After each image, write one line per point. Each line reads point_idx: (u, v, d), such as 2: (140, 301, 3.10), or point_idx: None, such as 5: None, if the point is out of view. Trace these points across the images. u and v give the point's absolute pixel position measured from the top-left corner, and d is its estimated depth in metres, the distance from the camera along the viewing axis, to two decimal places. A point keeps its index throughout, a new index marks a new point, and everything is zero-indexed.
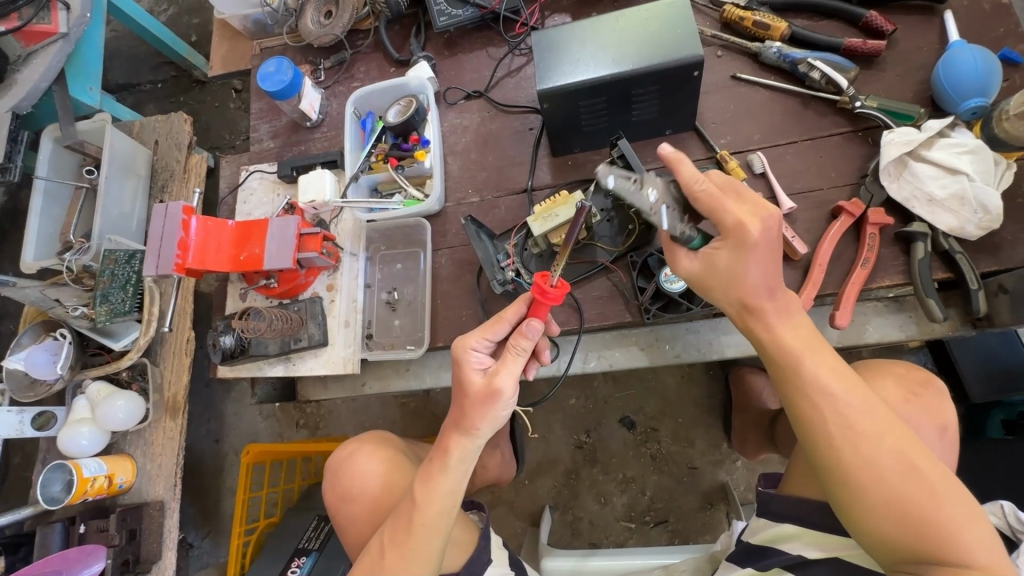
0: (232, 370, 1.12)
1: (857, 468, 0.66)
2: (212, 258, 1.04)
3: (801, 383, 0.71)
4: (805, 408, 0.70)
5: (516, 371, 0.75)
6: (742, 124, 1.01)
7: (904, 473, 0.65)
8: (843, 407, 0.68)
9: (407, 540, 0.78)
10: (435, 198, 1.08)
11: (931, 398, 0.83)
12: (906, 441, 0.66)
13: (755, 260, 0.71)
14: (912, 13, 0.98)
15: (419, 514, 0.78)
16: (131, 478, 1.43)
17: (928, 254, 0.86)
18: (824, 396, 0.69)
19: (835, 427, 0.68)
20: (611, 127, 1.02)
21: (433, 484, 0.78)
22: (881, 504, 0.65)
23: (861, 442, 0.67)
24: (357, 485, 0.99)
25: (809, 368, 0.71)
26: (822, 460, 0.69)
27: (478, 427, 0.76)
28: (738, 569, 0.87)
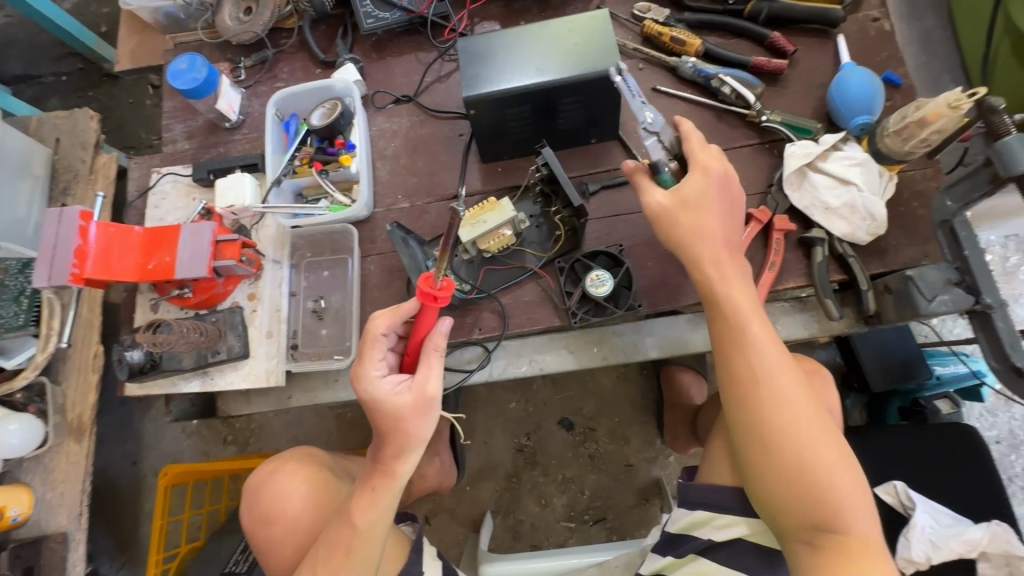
0: (142, 387, 1.04)
1: (770, 430, 0.71)
2: (115, 266, 0.96)
3: (740, 338, 0.74)
4: (744, 366, 0.73)
5: (440, 373, 0.78)
6: (662, 134, 1.06)
7: (814, 441, 0.70)
8: (777, 371, 0.73)
9: (344, 565, 0.80)
10: (362, 203, 1.05)
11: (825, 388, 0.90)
12: (821, 417, 0.71)
13: (714, 203, 0.79)
14: (810, 35, 1.06)
15: (357, 537, 0.79)
16: (27, 510, 1.30)
17: (826, 258, 0.93)
18: (756, 353, 0.73)
19: (769, 389, 0.72)
20: (539, 134, 1.04)
21: (373, 506, 0.80)
22: (788, 473, 0.70)
23: (781, 408, 0.72)
24: (282, 503, 0.95)
25: (746, 321, 0.75)
26: (745, 416, 0.73)
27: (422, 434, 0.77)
28: (660, 559, 0.91)
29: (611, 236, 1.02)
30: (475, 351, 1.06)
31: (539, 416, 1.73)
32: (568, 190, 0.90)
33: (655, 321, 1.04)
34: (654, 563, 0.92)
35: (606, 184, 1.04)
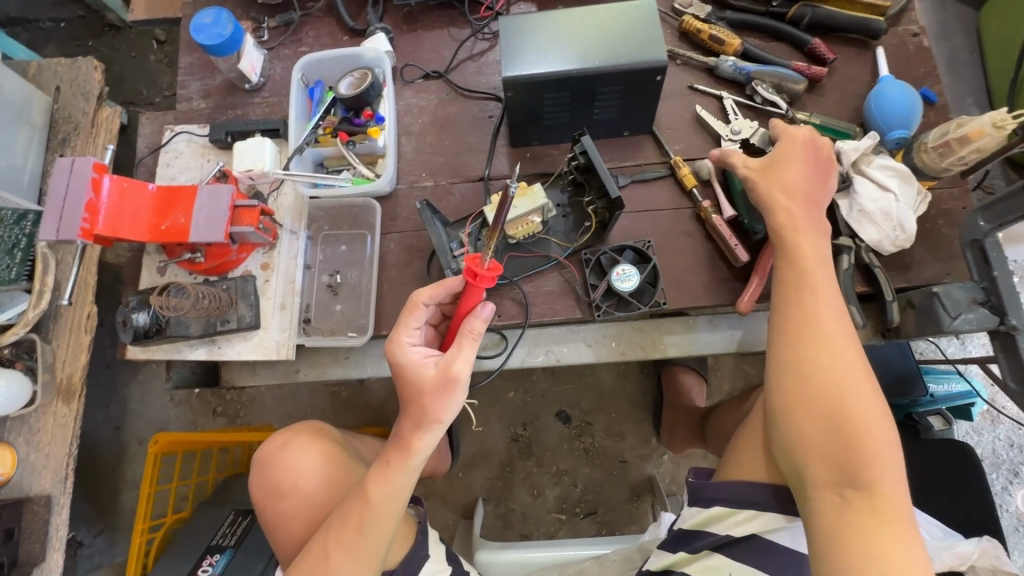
0: (144, 351, 1.01)
1: (808, 393, 0.72)
2: (128, 225, 0.92)
3: (804, 302, 0.77)
4: (798, 300, 0.77)
5: (471, 357, 0.74)
6: (695, 132, 1.05)
7: (858, 416, 0.69)
8: (830, 315, 0.76)
9: (356, 541, 0.76)
10: (386, 178, 1.02)
11: None
12: (867, 371, 0.72)
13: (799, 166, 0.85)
14: (850, 45, 1.06)
15: (371, 511, 0.76)
16: (10, 470, 1.26)
17: (852, 266, 0.93)
18: (817, 323, 0.75)
19: (822, 324, 0.75)
20: (573, 122, 1.02)
21: (392, 481, 0.77)
22: (820, 406, 0.71)
23: (827, 379, 0.72)
24: (295, 475, 0.93)
25: (811, 293, 0.77)
26: (789, 381, 0.74)
27: (442, 418, 0.75)
28: (672, 554, 0.92)
29: (637, 231, 1.01)
30: (492, 337, 1.04)
31: (537, 407, 1.73)
32: (606, 180, 0.87)
33: (674, 320, 1.03)
34: (663, 559, 0.93)
35: (635, 178, 1.03)
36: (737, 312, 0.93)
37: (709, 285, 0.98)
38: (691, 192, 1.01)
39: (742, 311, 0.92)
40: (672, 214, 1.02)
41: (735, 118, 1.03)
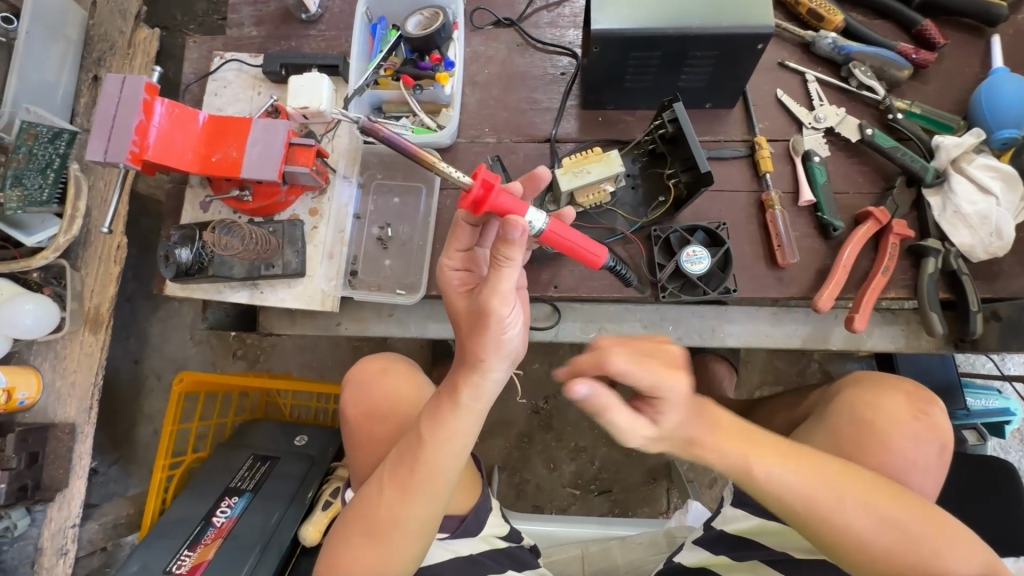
0: (184, 289, 0.97)
1: (844, 538, 0.65)
2: (177, 153, 0.87)
3: (754, 475, 0.66)
4: (767, 498, 0.66)
5: (512, 284, 0.65)
6: (781, 111, 0.98)
7: (876, 517, 0.65)
8: (802, 487, 0.65)
9: (411, 488, 0.74)
10: (448, 131, 0.97)
11: (935, 415, 0.82)
12: (869, 494, 0.65)
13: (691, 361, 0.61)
14: (962, 31, 0.97)
15: (425, 453, 0.73)
16: (35, 394, 1.25)
17: (937, 271, 0.88)
18: (779, 481, 0.65)
19: (798, 502, 0.65)
20: (653, 88, 0.95)
21: (448, 427, 0.72)
22: (877, 556, 0.65)
23: (831, 512, 0.65)
24: (387, 403, 0.89)
25: (730, 451, 0.65)
26: (814, 536, 0.66)
27: (483, 356, 0.67)
28: (706, 553, 0.92)
29: (710, 211, 0.95)
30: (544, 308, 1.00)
31: (560, 382, 1.70)
32: (696, 154, 0.80)
33: (736, 310, 0.98)
34: (697, 556, 0.93)
35: (713, 155, 0.96)
36: (812, 310, 0.88)
37: (781, 275, 0.93)
38: (765, 176, 0.95)
39: (818, 309, 0.87)
40: (748, 197, 0.96)
41: (821, 104, 0.96)
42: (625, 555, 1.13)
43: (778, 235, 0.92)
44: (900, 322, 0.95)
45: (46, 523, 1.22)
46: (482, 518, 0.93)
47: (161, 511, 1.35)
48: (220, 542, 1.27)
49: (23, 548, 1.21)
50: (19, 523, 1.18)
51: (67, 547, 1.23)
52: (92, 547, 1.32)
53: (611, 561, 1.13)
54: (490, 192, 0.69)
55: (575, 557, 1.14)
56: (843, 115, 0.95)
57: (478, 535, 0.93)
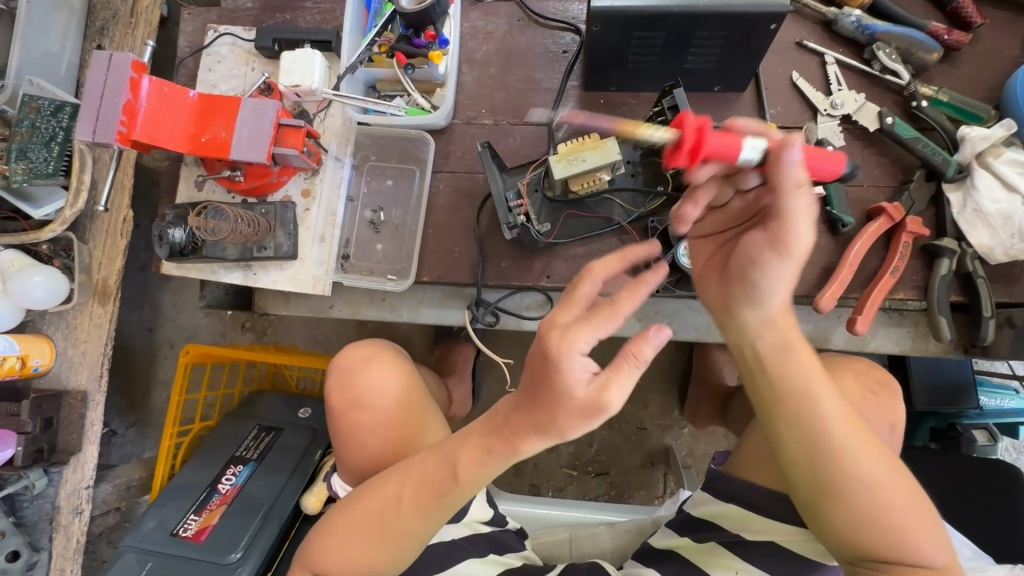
0: (180, 268, 0.98)
1: (852, 482, 0.63)
2: (166, 132, 0.86)
3: (808, 390, 0.63)
4: (795, 414, 0.64)
5: (630, 386, 0.55)
6: (796, 95, 0.92)
7: (892, 473, 0.64)
8: (837, 417, 0.63)
9: (435, 509, 0.72)
10: (443, 111, 0.93)
11: (887, 397, 0.80)
12: (892, 459, 0.65)
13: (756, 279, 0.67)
14: (1002, 8, 0.89)
15: (460, 490, 0.69)
16: (49, 362, 1.29)
17: (950, 273, 0.83)
18: (829, 404, 0.63)
19: (831, 431, 0.63)
20: (658, 70, 0.90)
21: (484, 465, 0.67)
22: (863, 511, 0.63)
23: (848, 457, 0.63)
24: (365, 394, 0.88)
25: (803, 361, 0.64)
26: (822, 478, 0.64)
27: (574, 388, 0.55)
28: (675, 537, 0.94)
29: None
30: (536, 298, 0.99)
31: None
32: None
33: None
34: (668, 540, 0.95)
35: None
36: (813, 309, 0.85)
37: None
38: None
39: (818, 309, 0.84)
40: None
41: (839, 89, 0.90)
42: (612, 541, 1.15)
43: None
44: (907, 323, 0.91)
45: (62, 483, 1.29)
46: (466, 505, 0.94)
47: (170, 475, 1.40)
48: (225, 508, 1.32)
49: (42, 505, 1.28)
50: (37, 482, 1.26)
51: (82, 506, 1.29)
52: (106, 506, 1.40)
53: (598, 546, 1.14)
54: (706, 134, 0.56)
55: (563, 541, 1.15)
56: (863, 101, 0.88)
57: (461, 521, 0.94)
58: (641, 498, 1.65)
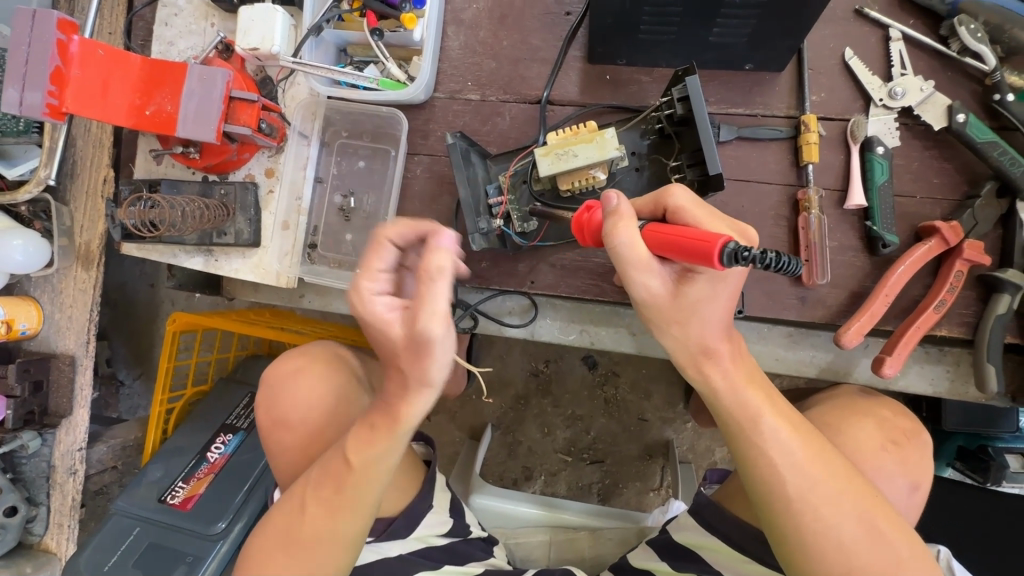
0: (140, 250, 0.90)
1: (822, 533, 0.58)
2: (103, 103, 0.76)
3: (759, 440, 0.60)
4: (760, 466, 0.60)
5: (445, 306, 0.52)
6: (847, 79, 0.75)
7: (865, 525, 0.58)
8: (799, 462, 0.59)
9: (334, 502, 0.68)
10: (421, 84, 0.80)
11: (914, 451, 0.68)
12: (868, 503, 0.59)
13: (718, 305, 0.57)
14: None
15: (356, 474, 0.67)
16: (36, 325, 1.28)
17: (1010, 312, 0.70)
18: (781, 452, 0.59)
19: (794, 486, 0.59)
20: (677, 43, 0.74)
21: (363, 442, 0.66)
22: (841, 572, 0.59)
23: (808, 510, 0.59)
24: (301, 413, 0.86)
25: (748, 400, 0.60)
26: (781, 530, 0.60)
27: (419, 380, 0.57)
28: (655, 561, 0.86)
29: (727, 208, 0.77)
30: (521, 302, 0.89)
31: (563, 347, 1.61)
32: (708, 151, 0.65)
33: (746, 326, 0.82)
34: (647, 561, 0.87)
35: (744, 134, 0.76)
36: (835, 345, 0.72)
37: (804, 295, 0.76)
38: (806, 168, 0.75)
39: (841, 346, 0.71)
40: (781, 192, 0.76)
41: (901, 74, 0.73)
42: (592, 548, 1.11)
43: (807, 248, 0.73)
44: (947, 362, 0.78)
45: (56, 444, 1.30)
46: (417, 518, 0.87)
47: (163, 440, 1.41)
48: (213, 477, 1.28)
49: (38, 464, 1.31)
50: (30, 443, 1.26)
51: (75, 467, 1.30)
52: (103, 464, 1.43)
53: (578, 552, 1.11)
54: (596, 214, 0.59)
55: (542, 543, 1.13)
56: (931, 91, 0.71)
57: (409, 536, 0.88)
58: (635, 490, 1.59)
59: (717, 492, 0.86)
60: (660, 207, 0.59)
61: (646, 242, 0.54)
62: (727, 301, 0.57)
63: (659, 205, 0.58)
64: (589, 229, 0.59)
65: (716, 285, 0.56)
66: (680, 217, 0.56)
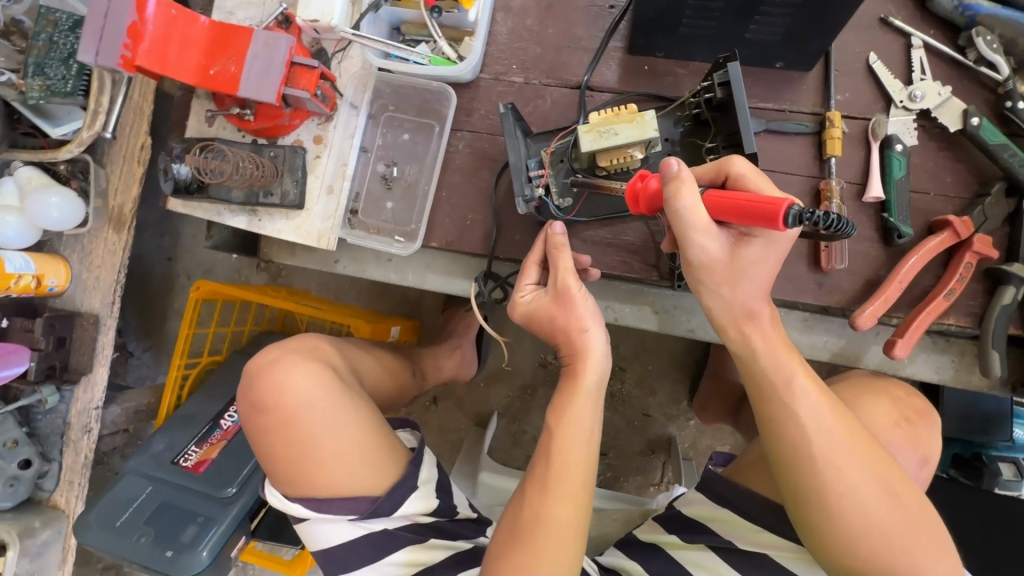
0: (186, 206, 0.93)
1: (843, 492, 0.62)
2: (172, 60, 0.80)
3: (789, 402, 0.64)
4: (785, 425, 0.64)
5: None
6: (870, 81, 0.80)
7: (883, 487, 0.62)
8: (823, 425, 0.63)
9: (551, 485, 0.70)
10: (470, 63, 0.85)
11: (925, 428, 0.72)
12: (883, 466, 0.63)
13: (760, 271, 0.63)
14: None
15: (574, 454, 0.70)
16: (63, 283, 1.24)
17: (1014, 303, 0.74)
18: (810, 413, 0.64)
19: (818, 446, 0.63)
20: (715, 38, 0.79)
21: (570, 430, 0.71)
22: (857, 532, 0.62)
23: (829, 469, 0.62)
24: (285, 410, 0.84)
25: (782, 363, 0.65)
26: (804, 489, 0.63)
27: (584, 325, 0.71)
28: (663, 533, 0.89)
29: None
30: None
31: None
32: (744, 131, 0.70)
33: None
34: (654, 534, 0.90)
35: (772, 126, 0.81)
36: (849, 327, 0.77)
37: (822, 281, 0.80)
38: (828, 160, 0.80)
39: (856, 327, 0.76)
40: (804, 183, 0.81)
41: (920, 79, 0.78)
42: (596, 528, 1.11)
43: None
44: (952, 351, 0.82)
45: (73, 401, 1.28)
46: (397, 501, 0.84)
47: (177, 406, 1.43)
48: (225, 443, 1.24)
49: (54, 420, 1.28)
50: (48, 398, 1.25)
51: (90, 426, 1.28)
52: (114, 426, 1.45)
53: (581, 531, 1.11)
54: (651, 182, 0.64)
55: None
56: (948, 95, 0.77)
57: (393, 515, 0.85)
58: (637, 484, 1.56)
59: (727, 469, 0.90)
60: (722, 173, 0.65)
61: (707, 208, 0.60)
62: (773, 265, 0.64)
63: (719, 173, 0.66)
64: (644, 196, 0.64)
65: (768, 249, 0.63)
66: (741, 184, 0.63)
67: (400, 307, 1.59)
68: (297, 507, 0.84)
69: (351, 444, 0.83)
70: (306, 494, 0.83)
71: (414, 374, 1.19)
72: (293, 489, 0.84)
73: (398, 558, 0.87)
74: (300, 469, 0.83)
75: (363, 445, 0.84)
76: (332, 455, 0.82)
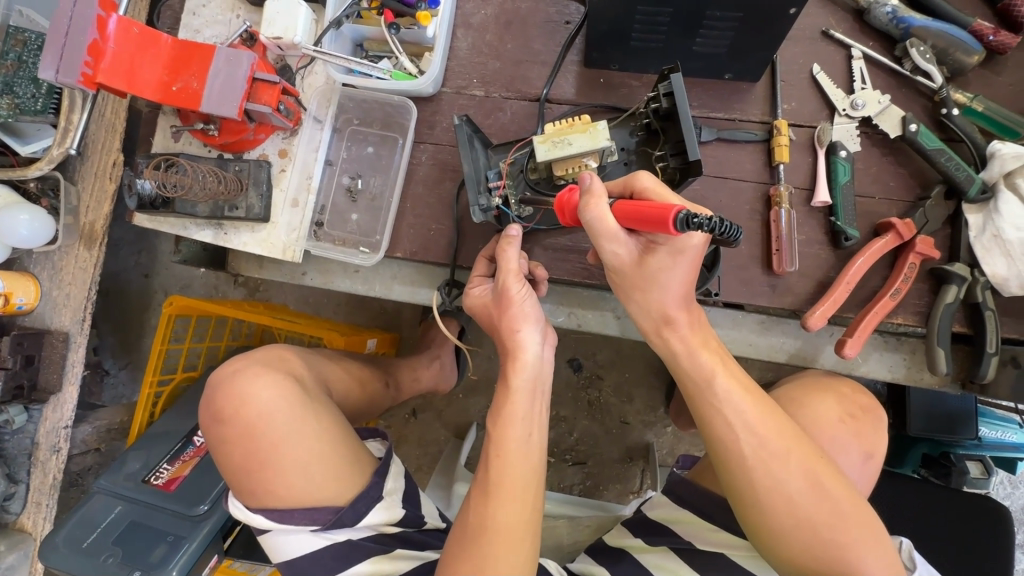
0: (152, 221, 0.94)
1: (772, 487, 0.64)
2: (133, 77, 0.82)
3: (714, 403, 0.67)
4: (714, 422, 0.67)
5: None
6: (814, 90, 0.84)
7: (815, 484, 0.64)
8: (751, 423, 0.66)
9: (492, 493, 0.70)
10: (431, 77, 0.87)
11: (867, 423, 0.75)
12: (815, 461, 0.65)
13: (676, 281, 0.67)
14: None
15: (517, 457, 0.71)
16: (33, 301, 1.22)
17: (957, 301, 0.77)
18: (736, 414, 0.66)
19: (746, 442, 0.65)
20: (666, 52, 0.82)
21: (508, 435, 0.71)
22: (789, 525, 0.64)
23: (757, 465, 0.65)
24: (243, 421, 0.84)
25: (705, 363, 0.69)
26: (736, 485, 0.66)
27: (517, 326, 0.73)
28: (629, 537, 0.89)
29: (707, 202, 0.84)
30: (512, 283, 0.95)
31: None
32: (688, 138, 0.72)
33: (721, 312, 0.89)
34: (622, 538, 0.90)
35: (723, 135, 0.84)
36: (801, 328, 0.79)
37: (775, 283, 0.82)
38: (778, 167, 0.82)
39: (807, 328, 0.78)
40: (755, 189, 0.84)
41: (861, 88, 0.82)
42: (570, 534, 1.11)
43: (777, 238, 0.80)
44: (903, 350, 0.85)
45: (42, 421, 1.24)
46: (362, 510, 0.85)
47: (150, 422, 1.41)
48: (198, 460, 1.22)
49: (21, 440, 1.25)
50: (16, 418, 1.21)
51: (60, 445, 1.25)
52: (85, 446, 1.44)
53: (556, 539, 1.10)
54: (574, 196, 0.67)
55: None
56: (887, 103, 0.80)
57: (355, 526, 0.85)
58: (616, 492, 1.55)
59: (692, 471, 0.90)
60: (629, 187, 0.68)
61: (614, 216, 0.63)
62: (684, 271, 0.66)
63: (627, 187, 0.68)
64: (567, 207, 0.67)
65: (674, 257, 0.65)
66: (645, 198, 0.66)
67: (377, 319, 1.59)
68: (258, 518, 0.83)
69: (306, 455, 0.83)
70: (266, 504, 0.83)
71: (389, 384, 1.20)
72: (253, 500, 0.83)
73: (359, 569, 0.86)
74: (259, 478, 0.82)
75: (319, 454, 0.84)
76: (291, 465, 0.82)
